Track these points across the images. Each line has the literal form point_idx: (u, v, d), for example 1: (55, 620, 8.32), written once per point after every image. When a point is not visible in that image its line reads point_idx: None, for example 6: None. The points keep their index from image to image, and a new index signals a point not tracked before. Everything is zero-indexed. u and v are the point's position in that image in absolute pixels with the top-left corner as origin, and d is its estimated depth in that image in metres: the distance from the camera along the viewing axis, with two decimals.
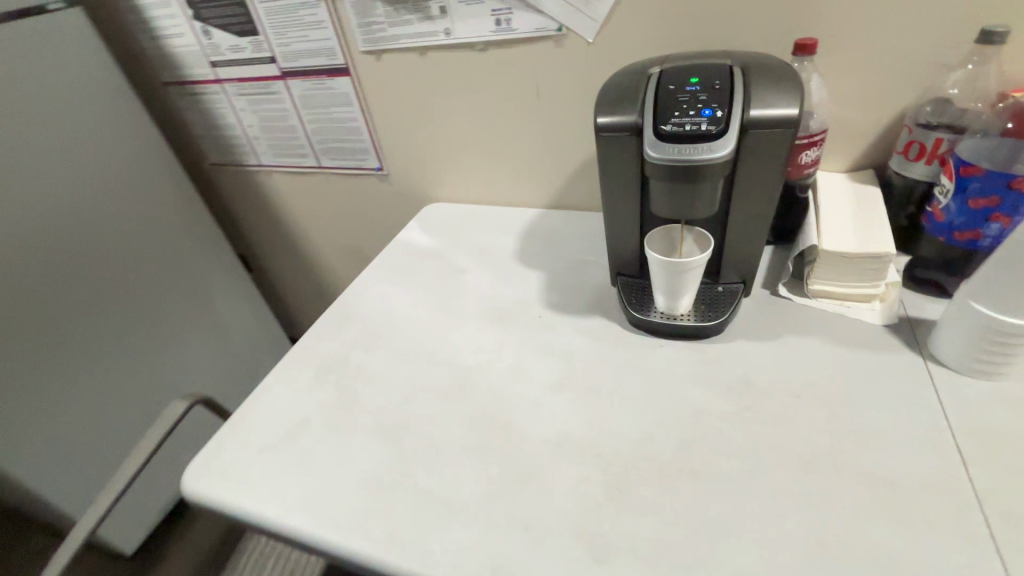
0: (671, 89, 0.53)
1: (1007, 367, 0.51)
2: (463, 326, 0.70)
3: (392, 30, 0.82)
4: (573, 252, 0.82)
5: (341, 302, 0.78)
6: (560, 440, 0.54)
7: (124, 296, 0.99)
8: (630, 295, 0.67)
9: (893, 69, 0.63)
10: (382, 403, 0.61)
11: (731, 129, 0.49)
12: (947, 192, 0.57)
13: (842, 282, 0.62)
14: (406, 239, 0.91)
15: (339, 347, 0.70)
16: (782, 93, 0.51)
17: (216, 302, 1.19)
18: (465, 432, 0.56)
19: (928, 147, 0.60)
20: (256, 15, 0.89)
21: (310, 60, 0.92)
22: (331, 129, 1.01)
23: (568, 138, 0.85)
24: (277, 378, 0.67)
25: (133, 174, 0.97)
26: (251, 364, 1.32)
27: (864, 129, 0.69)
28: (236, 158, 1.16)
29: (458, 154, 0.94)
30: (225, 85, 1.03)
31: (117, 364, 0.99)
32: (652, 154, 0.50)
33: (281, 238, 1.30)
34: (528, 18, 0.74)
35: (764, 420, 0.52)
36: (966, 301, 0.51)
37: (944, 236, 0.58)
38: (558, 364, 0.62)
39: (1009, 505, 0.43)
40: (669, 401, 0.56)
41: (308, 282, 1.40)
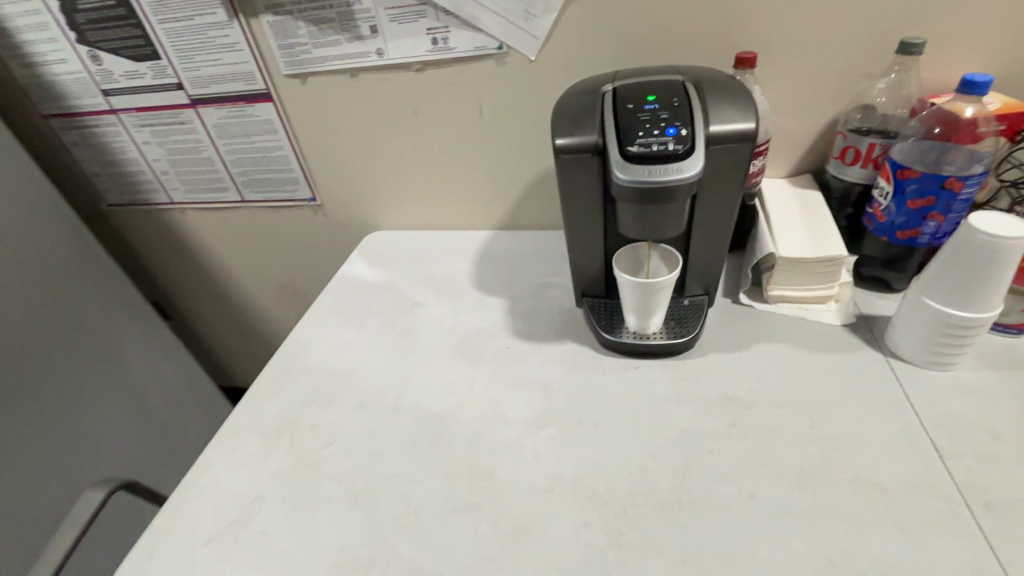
0: (630, 108, 0.52)
1: (960, 356, 0.54)
2: (427, 366, 0.65)
3: (318, 51, 0.76)
4: (532, 274, 0.79)
5: (285, 352, 0.70)
6: (552, 484, 0.50)
7: (15, 365, 0.84)
8: (599, 317, 0.65)
9: (822, 79, 0.66)
10: (348, 465, 0.55)
11: (697, 147, 0.48)
12: (886, 194, 0.59)
13: (800, 285, 0.64)
14: (350, 274, 0.84)
15: (289, 405, 0.62)
16: (738, 108, 0.51)
17: (128, 360, 1.05)
18: (447, 488, 0.51)
19: (863, 152, 0.63)
20: (156, 38, 0.80)
21: (224, 86, 0.83)
22: (254, 160, 0.92)
23: (515, 157, 0.82)
24: (219, 449, 0.58)
25: (9, 220, 0.83)
26: (179, 424, 1.17)
27: (799, 136, 0.72)
28: (142, 195, 1.03)
29: (399, 179, 0.89)
30: (123, 115, 0.91)
31: (13, 446, 0.83)
32: (621, 176, 0.48)
33: (202, 280, 1.17)
34: (467, 36, 0.71)
35: (751, 436, 0.51)
36: (917, 299, 0.53)
37: (887, 236, 0.61)
38: (535, 398, 0.59)
39: (988, 495, 0.45)
40: (655, 426, 0.54)
41: (237, 325, 1.27)
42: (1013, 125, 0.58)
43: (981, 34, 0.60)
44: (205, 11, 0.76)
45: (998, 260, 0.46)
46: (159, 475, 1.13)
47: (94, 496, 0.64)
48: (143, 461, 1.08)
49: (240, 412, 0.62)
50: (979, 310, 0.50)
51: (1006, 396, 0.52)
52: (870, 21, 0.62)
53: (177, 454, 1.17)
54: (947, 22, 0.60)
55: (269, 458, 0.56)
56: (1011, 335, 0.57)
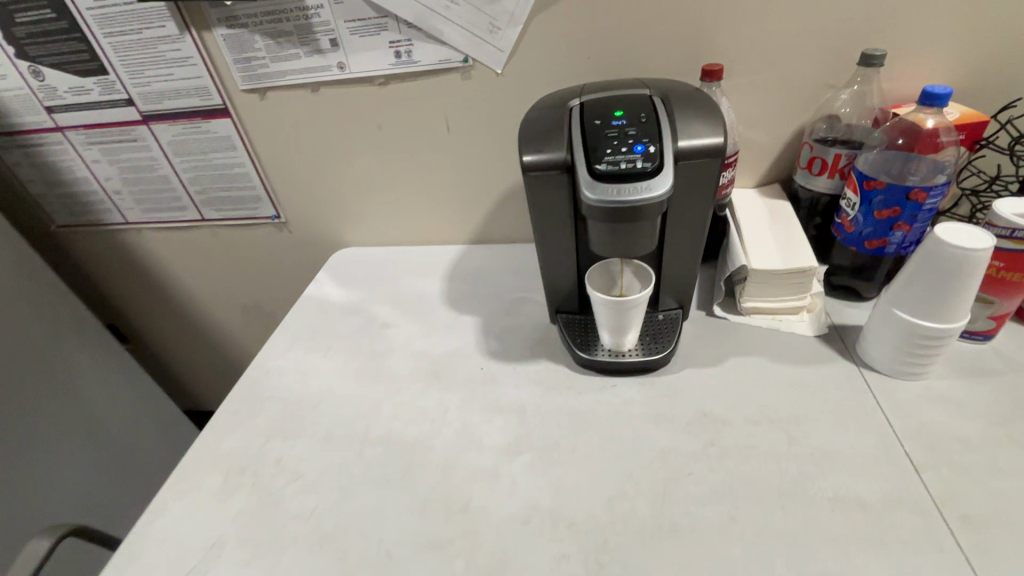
0: (597, 124, 0.51)
1: (930, 365, 0.54)
2: (397, 391, 0.63)
3: (277, 65, 0.73)
4: (504, 290, 0.78)
5: (247, 380, 0.67)
6: (529, 515, 0.49)
7: None
8: (574, 335, 0.64)
9: (788, 90, 0.67)
10: (315, 503, 0.52)
11: (666, 165, 0.47)
12: (853, 204, 0.60)
13: (772, 297, 0.64)
14: (317, 294, 0.81)
15: (251, 439, 0.59)
16: (705, 122, 0.50)
17: (82, 388, 0.98)
18: (420, 523, 0.49)
19: (829, 162, 0.64)
20: (102, 52, 0.76)
21: (177, 102, 0.80)
22: (213, 177, 0.88)
23: (485, 171, 0.81)
24: (176, 491, 0.55)
25: None
26: (139, 454, 1.11)
27: (767, 147, 0.72)
28: (93, 216, 0.98)
29: (366, 195, 0.87)
30: (70, 133, 0.86)
31: None
32: (589, 196, 0.47)
33: (162, 302, 1.12)
34: (431, 49, 0.69)
35: (729, 455, 0.51)
36: (888, 309, 0.53)
37: (855, 245, 0.62)
38: (510, 422, 0.57)
39: (965, 508, 0.45)
40: (633, 448, 0.53)
41: (201, 347, 1.22)
42: (972, 134, 0.59)
43: (938, 45, 0.61)
44: (155, 24, 0.72)
45: (966, 271, 0.47)
46: (119, 509, 1.06)
47: (39, 546, 0.59)
48: (100, 495, 1.02)
49: (198, 448, 0.59)
50: (947, 320, 0.50)
51: (976, 404, 0.53)
52: (832, 33, 0.62)
53: (137, 485, 1.11)
54: (905, 33, 0.61)
55: (229, 498, 0.53)
56: (977, 341, 0.58)
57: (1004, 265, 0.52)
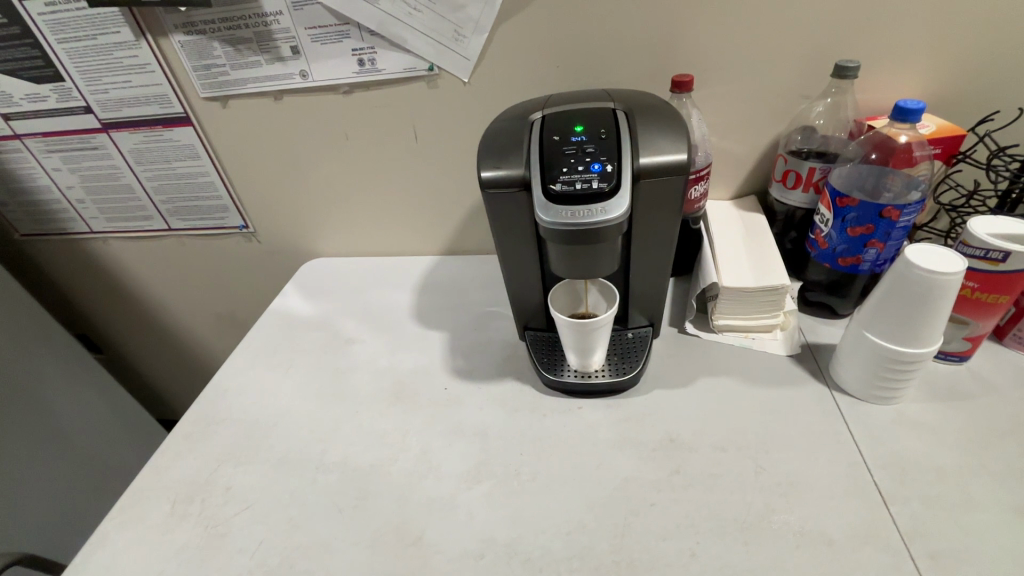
0: (556, 140, 0.49)
1: (903, 390, 0.52)
2: (356, 413, 0.61)
3: (237, 73, 0.71)
4: (474, 304, 0.76)
5: (203, 400, 0.64)
6: (483, 550, 0.47)
7: None
8: (541, 353, 0.62)
9: (763, 100, 0.65)
10: (263, 535, 0.50)
11: (623, 184, 0.45)
12: (827, 221, 0.58)
13: (745, 315, 0.62)
14: (283, 308, 0.79)
15: (202, 465, 0.57)
16: (669, 138, 0.48)
17: (51, 399, 0.95)
18: (370, 558, 0.47)
19: (803, 176, 0.62)
20: (57, 58, 0.73)
21: (137, 109, 0.77)
22: (178, 187, 0.86)
23: (455, 181, 0.79)
24: (120, 521, 0.52)
25: None
26: (109, 467, 1.08)
27: (742, 158, 0.70)
28: (58, 225, 0.95)
29: (335, 205, 0.84)
30: (28, 141, 0.83)
31: None
32: (544, 218, 0.45)
33: (132, 311, 1.09)
34: (395, 58, 0.67)
35: (693, 485, 0.49)
36: (860, 332, 0.51)
37: (829, 262, 0.60)
38: (470, 447, 0.55)
39: (934, 545, 0.43)
40: (596, 477, 0.51)
41: (175, 357, 1.19)
42: (948, 148, 0.57)
43: (915, 56, 0.60)
44: (109, 29, 0.69)
45: (936, 295, 0.45)
46: (86, 525, 1.02)
47: None
48: (69, 510, 0.98)
49: (147, 474, 0.56)
50: (919, 344, 0.48)
51: (949, 430, 0.51)
52: (806, 43, 0.60)
53: (107, 500, 1.08)
54: (880, 44, 0.59)
55: (174, 530, 0.51)
56: (953, 362, 0.57)
57: (979, 286, 0.50)
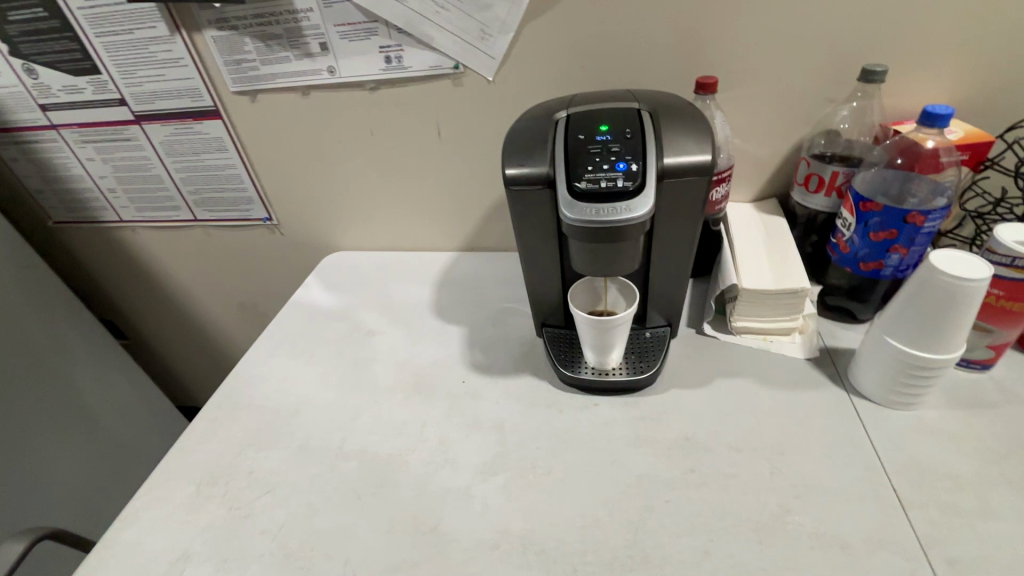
0: (581, 139, 0.49)
1: (924, 396, 0.52)
2: (376, 404, 0.62)
3: (266, 68, 0.72)
4: (492, 300, 0.76)
5: (227, 386, 0.66)
6: (498, 540, 0.47)
7: None
8: (558, 350, 0.62)
9: (787, 104, 0.65)
10: (283, 519, 0.51)
11: (648, 183, 0.46)
12: (850, 225, 0.58)
13: (764, 317, 0.62)
14: (305, 299, 0.81)
15: (226, 448, 0.58)
16: (694, 139, 0.48)
17: (80, 381, 0.99)
18: (388, 544, 0.48)
19: (826, 179, 0.62)
20: (95, 51, 0.75)
21: (169, 102, 0.79)
22: (205, 178, 0.88)
23: (476, 178, 0.80)
24: (146, 501, 0.54)
25: None
26: (134, 449, 1.11)
27: (765, 161, 0.70)
28: (89, 213, 0.98)
29: (357, 199, 0.86)
30: (64, 131, 0.86)
31: None
32: (568, 215, 0.45)
33: (157, 299, 1.12)
34: (422, 55, 0.68)
35: (709, 484, 0.49)
36: (880, 337, 0.51)
37: (850, 267, 0.60)
38: (487, 439, 0.56)
39: (951, 551, 0.43)
40: (611, 473, 0.51)
41: (197, 345, 1.22)
42: (976, 154, 0.57)
43: (944, 61, 0.59)
44: (145, 24, 0.71)
45: (961, 301, 0.45)
46: (113, 503, 1.05)
47: (11, 551, 0.58)
48: (96, 489, 1.01)
49: (173, 456, 0.58)
50: (942, 351, 0.48)
51: (969, 438, 0.50)
52: (833, 47, 0.60)
53: (132, 481, 1.11)
54: (909, 48, 0.59)
55: (199, 511, 0.53)
56: (975, 370, 0.56)
57: (1004, 294, 0.50)
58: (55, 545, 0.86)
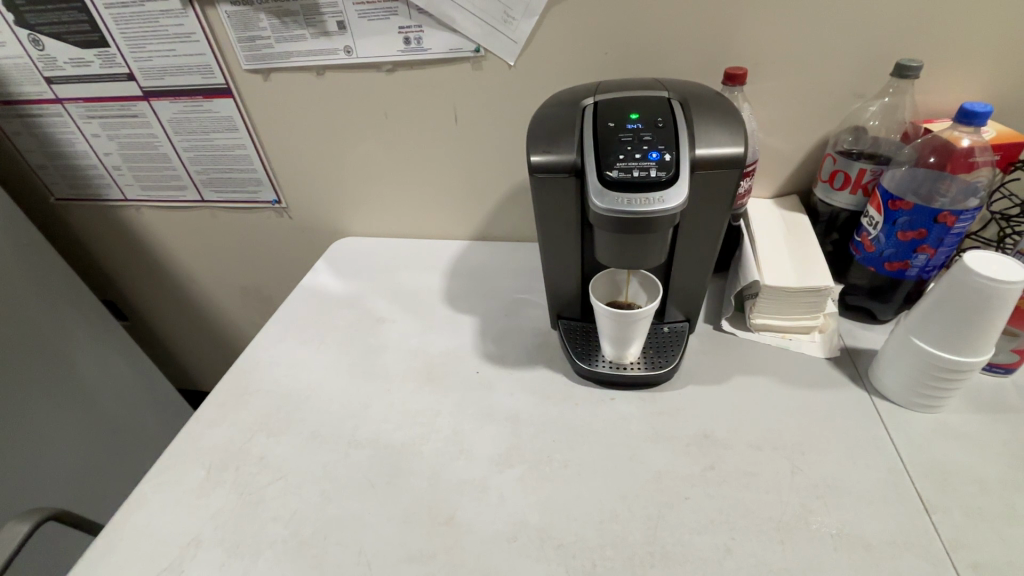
0: (611, 127, 0.48)
1: (948, 398, 0.51)
2: (388, 392, 0.61)
3: (281, 45, 0.70)
4: (506, 290, 0.75)
5: (236, 370, 0.65)
6: (515, 533, 0.47)
7: None
8: (575, 342, 0.61)
9: (815, 99, 0.63)
10: (296, 505, 0.50)
11: (681, 174, 0.45)
12: (876, 223, 0.57)
13: (784, 315, 0.61)
14: (314, 283, 0.79)
15: (235, 434, 0.57)
16: (728, 129, 0.47)
17: (80, 363, 0.97)
18: (403, 534, 0.48)
19: (852, 177, 0.61)
20: (103, 23, 0.73)
21: (179, 78, 0.77)
22: (214, 158, 0.86)
23: (492, 167, 0.78)
24: (156, 484, 0.53)
25: None
26: (134, 430, 1.10)
27: (788, 157, 0.69)
28: (93, 191, 0.96)
29: (370, 184, 0.84)
30: (69, 105, 0.84)
31: None
32: (598, 204, 0.44)
33: (159, 280, 1.10)
34: (443, 37, 0.66)
35: (729, 482, 0.49)
36: (906, 337, 0.51)
37: (874, 266, 0.59)
38: (503, 431, 0.55)
39: (977, 555, 0.42)
40: (630, 469, 0.51)
41: (199, 328, 1.21)
42: (1008, 155, 0.56)
43: (979, 57, 0.58)
44: None
45: (996, 304, 0.44)
46: (115, 485, 1.05)
47: (17, 530, 0.57)
48: (95, 472, 1.00)
49: (182, 440, 0.57)
50: (971, 353, 0.47)
51: (991, 441, 0.50)
52: (867, 42, 0.59)
53: (132, 462, 1.10)
54: (943, 43, 0.57)
55: (208, 496, 0.52)
56: (996, 374, 0.56)
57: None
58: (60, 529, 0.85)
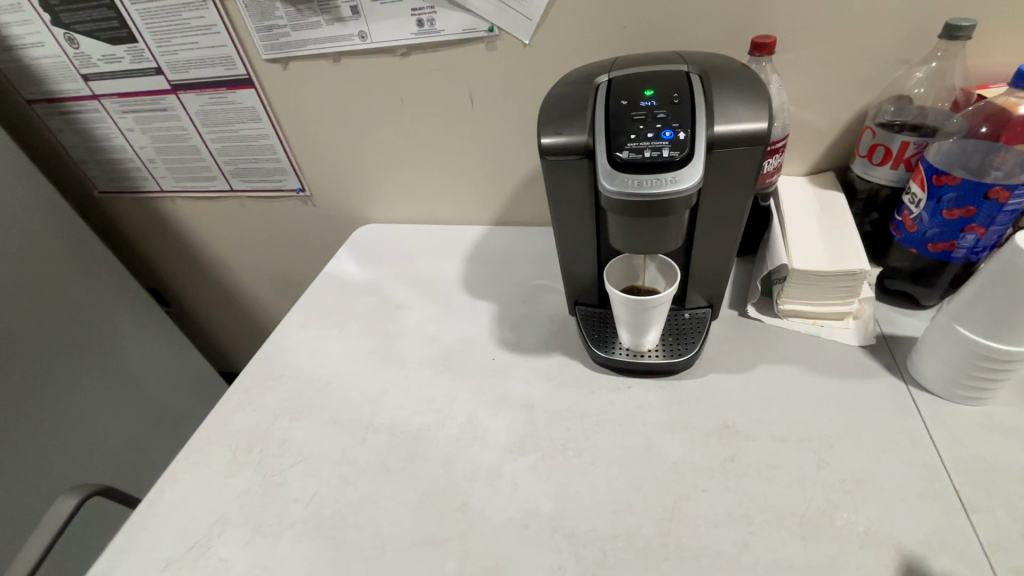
0: (623, 105, 0.46)
1: (994, 391, 0.47)
2: (405, 378, 0.61)
3: (298, 34, 0.71)
4: (524, 276, 0.74)
5: (261, 356, 0.67)
6: (526, 520, 0.47)
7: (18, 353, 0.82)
8: (592, 329, 0.60)
9: (853, 67, 0.59)
10: (315, 488, 0.52)
11: (696, 153, 0.42)
12: (919, 201, 0.53)
13: (815, 300, 0.58)
14: (336, 270, 0.81)
15: (259, 418, 0.59)
16: (749, 104, 0.44)
17: (126, 349, 1.03)
18: (416, 519, 0.48)
19: (894, 151, 0.56)
20: (130, 19, 0.75)
21: (203, 70, 0.79)
22: (239, 148, 0.88)
23: (510, 150, 0.77)
24: (185, 464, 0.56)
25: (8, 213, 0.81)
26: (176, 412, 1.16)
27: (824, 130, 0.64)
28: (132, 183, 1.00)
29: (389, 171, 0.84)
30: (105, 101, 0.87)
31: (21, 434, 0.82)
32: (607, 187, 0.42)
33: (196, 268, 1.15)
34: (456, 17, 0.65)
35: (748, 474, 0.47)
36: (949, 325, 0.47)
37: (917, 247, 0.55)
38: (517, 418, 0.55)
39: (1021, 560, 0.39)
40: (646, 459, 0.50)
41: (234, 314, 1.25)
42: None
43: None
44: None
45: None
46: (158, 463, 1.12)
47: (66, 504, 0.61)
48: (137, 452, 1.06)
49: (211, 423, 0.59)
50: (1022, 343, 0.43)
51: None
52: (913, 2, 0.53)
53: (174, 441, 1.16)
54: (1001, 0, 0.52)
55: (233, 477, 0.54)
56: None
57: None
58: (101, 505, 0.91)
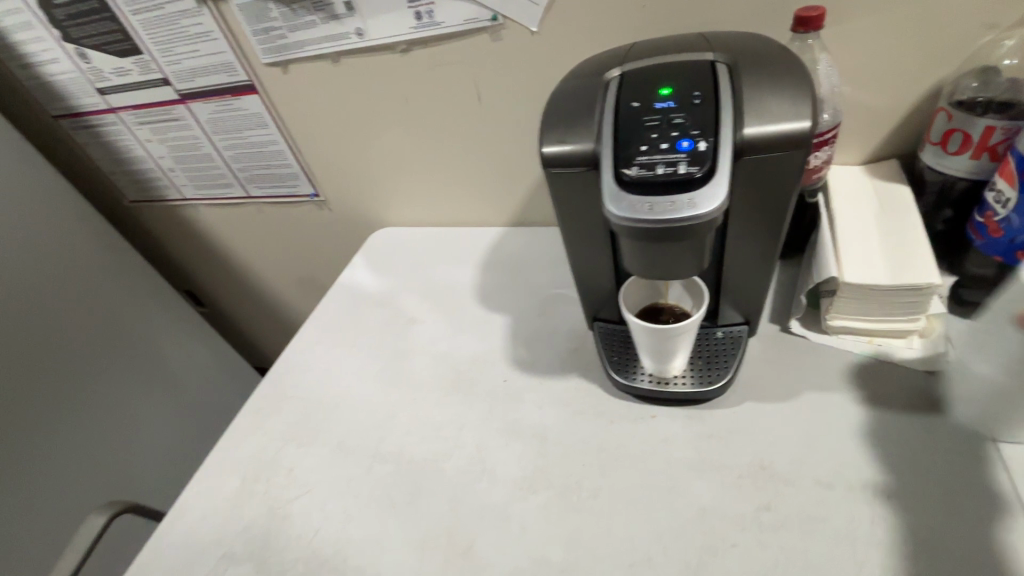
0: (635, 108, 0.39)
1: None
2: (413, 402, 0.58)
3: (294, 35, 0.67)
4: (541, 284, 0.69)
5: (272, 376, 0.66)
6: (535, 571, 0.43)
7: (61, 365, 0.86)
8: (611, 350, 0.54)
9: (924, 37, 0.49)
10: (318, 523, 0.50)
11: (720, 167, 0.36)
12: (1007, 201, 0.43)
13: (873, 317, 0.50)
14: (350, 280, 0.78)
15: (267, 444, 0.58)
16: (787, 99, 0.37)
17: (166, 355, 1.06)
18: (419, 563, 0.46)
19: (975, 138, 0.46)
20: (133, 30, 0.73)
21: (207, 78, 0.76)
22: (251, 155, 0.86)
23: (524, 147, 0.71)
24: (196, 492, 0.55)
25: (42, 230, 0.83)
26: (217, 412, 1.19)
27: (886, 112, 0.54)
28: (157, 192, 1.01)
29: (400, 172, 0.80)
30: (122, 113, 0.87)
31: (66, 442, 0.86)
32: (614, 210, 0.37)
33: (225, 272, 1.16)
34: (456, 8, 0.59)
35: (786, 528, 0.41)
36: None
37: (1002, 255, 0.46)
38: (528, 450, 0.51)
39: None
40: (668, 504, 0.45)
41: (265, 314, 1.27)
42: None
43: None
44: None
45: None
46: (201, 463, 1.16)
47: (94, 523, 0.63)
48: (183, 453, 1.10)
49: (222, 448, 0.59)
50: None
51: None
52: None
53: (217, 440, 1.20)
54: None
55: (241, 508, 0.53)
56: None
57: None
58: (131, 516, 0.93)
